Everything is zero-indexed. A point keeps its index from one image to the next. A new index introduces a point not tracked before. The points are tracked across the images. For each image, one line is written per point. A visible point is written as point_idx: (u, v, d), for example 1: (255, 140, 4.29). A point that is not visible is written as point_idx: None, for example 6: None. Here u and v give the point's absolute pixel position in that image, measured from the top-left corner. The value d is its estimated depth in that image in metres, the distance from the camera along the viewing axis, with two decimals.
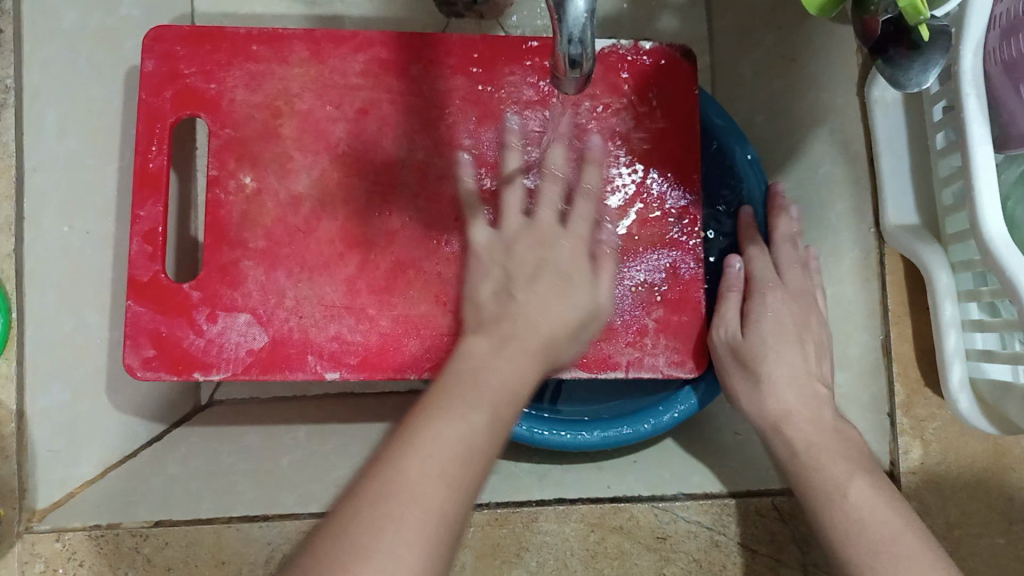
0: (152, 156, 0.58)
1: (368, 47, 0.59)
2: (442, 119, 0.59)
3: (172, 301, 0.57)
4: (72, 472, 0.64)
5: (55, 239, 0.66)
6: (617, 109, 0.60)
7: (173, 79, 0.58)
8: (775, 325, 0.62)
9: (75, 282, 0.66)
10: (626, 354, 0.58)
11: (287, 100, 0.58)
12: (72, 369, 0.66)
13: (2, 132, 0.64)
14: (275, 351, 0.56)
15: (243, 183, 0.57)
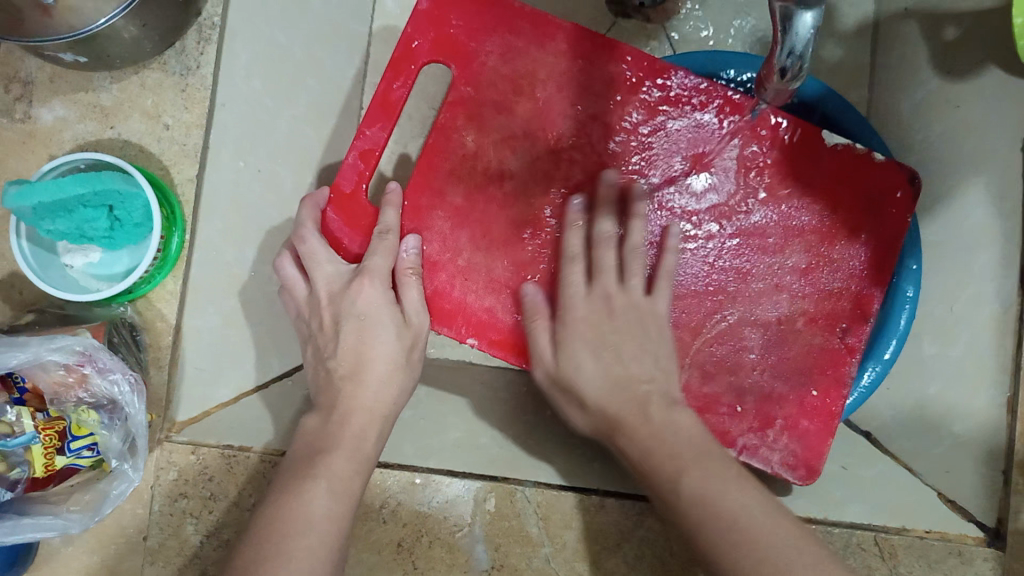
0: (394, 87, 0.61)
1: (609, 49, 0.62)
2: (645, 139, 0.62)
3: (361, 221, 0.61)
4: (211, 393, 0.67)
5: (230, 172, 0.68)
6: (825, 205, 0.61)
7: (439, 24, 0.62)
8: (578, 325, 0.60)
9: (242, 217, 0.68)
10: (742, 430, 0.61)
11: (531, 81, 0.62)
12: (225, 296, 0.68)
13: (201, 65, 0.68)
14: (433, 299, 0.61)
15: (465, 145, 0.62)
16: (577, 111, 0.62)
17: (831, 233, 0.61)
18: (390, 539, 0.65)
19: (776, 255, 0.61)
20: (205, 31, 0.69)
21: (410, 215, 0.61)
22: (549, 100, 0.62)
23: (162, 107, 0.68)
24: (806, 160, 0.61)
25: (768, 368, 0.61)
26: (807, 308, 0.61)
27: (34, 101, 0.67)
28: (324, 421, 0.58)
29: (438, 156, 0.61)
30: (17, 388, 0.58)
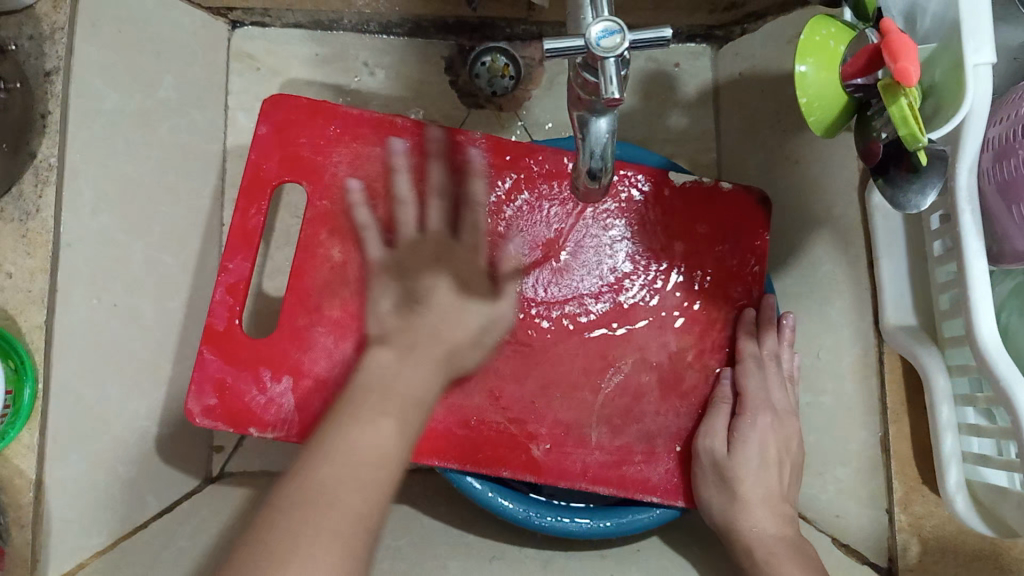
0: (250, 216, 0.68)
1: (446, 139, 0.70)
2: (505, 229, 0.70)
3: (242, 357, 0.67)
4: (83, 541, 0.64)
5: (85, 310, 0.67)
6: (689, 238, 0.70)
7: (281, 158, 0.69)
8: (763, 445, 0.65)
9: (99, 354, 0.68)
10: (661, 472, 0.67)
11: (382, 182, 0.69)
12: (91, 439, 0.67)
13: (41, 208, 0.65)
14: (331, 415, 0.66)
15: (330, 257, 0.68)
16: (434, 206, 0.69)
17: (701, 260, 0.70)
18: None
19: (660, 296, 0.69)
20: (43, 174, 0.65)
21: (291, 338, 0.67)
22: (402, 204, 0.69)
23: (2, 255, 0.64)
24: (661, 204, 0.70)
25: (670, 411, 0.68)
26: (693, 342, 0.69)
27: None
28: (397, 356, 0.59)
29: (308, 272, 0.68)
30: None
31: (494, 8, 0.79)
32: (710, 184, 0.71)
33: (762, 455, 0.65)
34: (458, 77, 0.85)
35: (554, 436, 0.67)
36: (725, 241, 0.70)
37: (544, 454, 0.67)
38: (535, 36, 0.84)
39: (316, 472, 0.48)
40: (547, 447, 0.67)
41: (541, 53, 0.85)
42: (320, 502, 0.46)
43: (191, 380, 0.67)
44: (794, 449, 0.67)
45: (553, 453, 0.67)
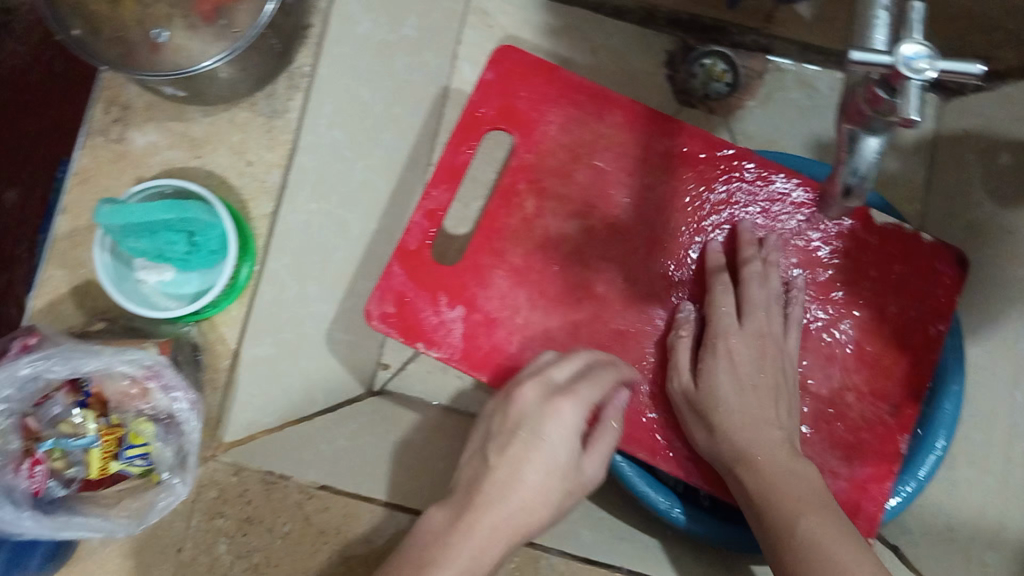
0: (460, 152, 0.70)
1: (660, 123, 0.71)
2: (700, 227, 0.71)
3: (424, 278, 0.69)
4: (257, 418, 0.69)
5: (303, 213, 0.72)
6: (871, 281, 0.71)
7: (498, 107, 0.70)
8: (731, 369, 0.67)
9: (308, 255, 0.72)
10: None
11: (590, 150, 0.70)
12: (284, 329, 0.71)
13: (289, 110, 0.71)
14: (492, 352, 0.68)
15: (525, 209, 0.70)
16: (635, 181, 0.70)
17: (880, 304, 0.70)
18: None
19: (829, 324, 0.70)
20: (297, 80, 0.72)
21: (473, 273, 0.69)
22: (605, 172, 0.70)
23: (247, 145, 0.70)
24: (856, 241, 0.71)
25: (819, 438, 0.69)
26: (855, 381, 0.70)
27: (130, 125, 0.69)
28: (449, 522, 0.56)
29: (501, 217, 0.70)
30: (82, 390, 0.61)
31: (734, 15, 0.80)
32: (910, 233, 0.71)
33: (732, 385, 0.66)
34: (676, 73, 0.85)
35: None
36: (911, 289, 0.71)
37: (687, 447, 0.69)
38: (761, 49, 0.85)
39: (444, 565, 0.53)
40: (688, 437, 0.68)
41: (763, 65, 0.85)
42: None
43: (375, 285, 0.68)
44: (785, 380, 0.67)
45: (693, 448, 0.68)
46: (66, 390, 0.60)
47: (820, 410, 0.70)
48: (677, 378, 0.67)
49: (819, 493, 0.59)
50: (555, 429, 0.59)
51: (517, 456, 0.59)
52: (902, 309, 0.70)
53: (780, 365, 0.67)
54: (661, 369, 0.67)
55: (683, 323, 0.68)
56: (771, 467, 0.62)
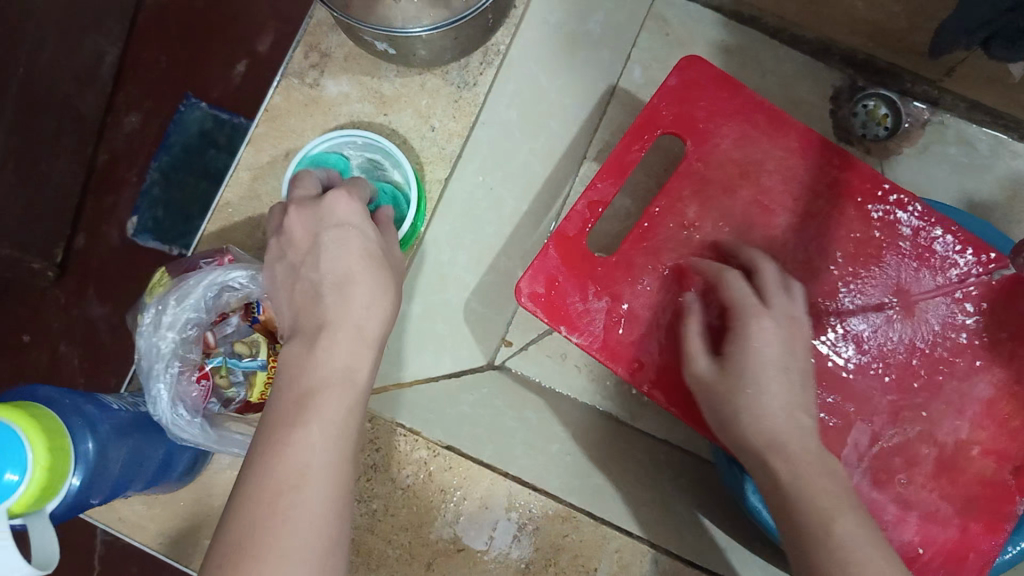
0: (632, 149, 0.71)
1: (828, 154, 0.71)
2: (855, 260, 0.69)
3: (574, 264, 0.69)
4: (394, 372, 0.74)
5: (470, 183, 0.76)
6: (1017, 344, 0.68)
7: (675, 115, 0.72)
8: (768, 354, 0.59)
9: (470, 223, 0.77)
10: (902, 538, 0.67)
11: (757, 169, 0.71)
12: (432, 290, 0.76)
13: (478, 84, 0.75)
14: (629, 348, 0.69)
15: (684, 214, 0.71)
16: (797, 206, 0.71)
17: (1021, 368, 0.68)
18: (517, 557, 0.67)
19: (967, 378, 0.68)
20: (490, 56, 0.76)
21: (622, 268, 0.69)
22: (769, 192, 0.71)
23: (434, 109, 0.74)
24: (1009, 300, 0.68)
25: (936, 489, 0.67)
26: (983, 440, 0.68)
27: (326, 72, 0.74)
28: (307, 349, 0.50)
29: (662, 219, 0.70)
30: (253, 316, 0.63)
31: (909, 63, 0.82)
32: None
33: (776, 360, 0.59)
34: (839, 109, 0.88)
35: None
36: None
37: None
38: (928, 101, 0.87)
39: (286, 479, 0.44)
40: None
41: (927, 118, 0.87)
42: (274, 513, 0.43)
43: (529, 266, 0.70)
44: (801, 358, 0.60)
45: None
46: (240, 309, 0.62)
47: (940, 459, 0.68)
48: (703, 362, 0.61)
49: (847, 491, 0.55)
50: (341, 258, 0.52)
51: (336, 239, 0.53)
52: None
53: (806, 353, 0.61)
54: (739, 378, 0.59)
55: (694, 313, 0.64)
56: (805, 457, 0.56)
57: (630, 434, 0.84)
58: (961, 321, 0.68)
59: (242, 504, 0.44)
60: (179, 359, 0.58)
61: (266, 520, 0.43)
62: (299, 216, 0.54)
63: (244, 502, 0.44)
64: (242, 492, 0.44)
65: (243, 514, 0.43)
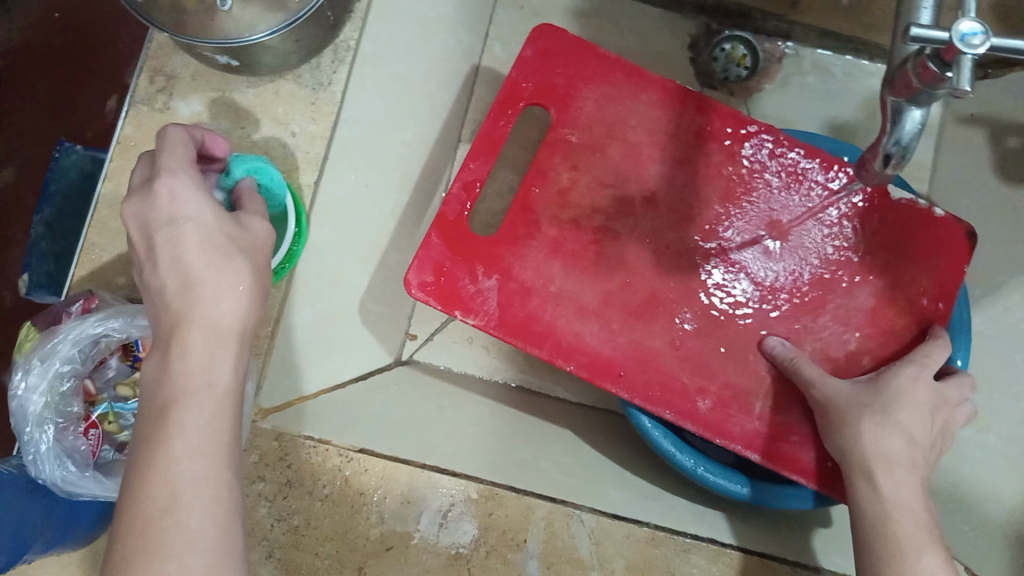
0: (499, 125, 0.71)
1: (687, 102, 0.73)
2: (729, 197, 0.71)
3: (462, 246, 0.68)
4: (294, 386, 0.72)
5: (343, 185, 0.74)
6: (889, 252, 0.70)
7: (534, 84, 0.72)
8: (921, 412, 0.63)
9: (349, 225, 0.75)
10: (812, 457, 0.68)
11: (622, 126, 0.72)
12: (323, 299, 0.74)
13: (333, 83, 0.73)
14: (526, 320, 0.68)
15: (560, 181, 0.71)
16: (665, 156, 0.72)
17: (894, 275, 0.70)
18: (446, 546, 0.67)
19: (849, 292, 0.70)
20: (340, 53, 0.74)
21: (507, 242, 0.69)
22: (638, 147, 0.72)
23: (291, 116, 0.72)
24: (873, 213, 0.70)
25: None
26: (871, 348, 0.69)
27: (175, 94, 0.71)
28: (177, 294, 0.47)
29: (539, 190, 0.70)
30: (133, 356, 0.61)
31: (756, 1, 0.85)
32: (926, 208, 0.70)
33: (917, 411, 0.62)
34: (698, 56, 0.89)
35: (720, 396, 0.68)
36: (925, 258, 0.70)
37: (709, 409, 0.68)
38: (782, 37, 0.90)
39: (178, 432, 0.43)
40: (712, 402, 0.68)
41: (783, 51, 0.90)
42: (170, 444, 0.43)
43: (414, 255, 0.68)
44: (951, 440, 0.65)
45: (716, 411, 0.68)
46: (118, 352, 0.60)
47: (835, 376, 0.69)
48: (832, 385, 0.65)
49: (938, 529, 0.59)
50: (194, 199, 0.48)
51: (188, 233, 0.48)
52: (916, 279, 0.70)
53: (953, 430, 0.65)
54: (879, 400, 0.63)
55: (791, 351, 0.67)
56: (906, 486, 0.60)
57: (548, 406, 0.84)
58: (835, 240, 0.70)
59: (140, 448, 0.43)
60: (57, 415, 0.57)
61: (168, 459, 0.42)
62: (144, 165, 0.51)
63: (141, 449, 0.43)
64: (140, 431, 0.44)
65: (137, 455, 0.43)
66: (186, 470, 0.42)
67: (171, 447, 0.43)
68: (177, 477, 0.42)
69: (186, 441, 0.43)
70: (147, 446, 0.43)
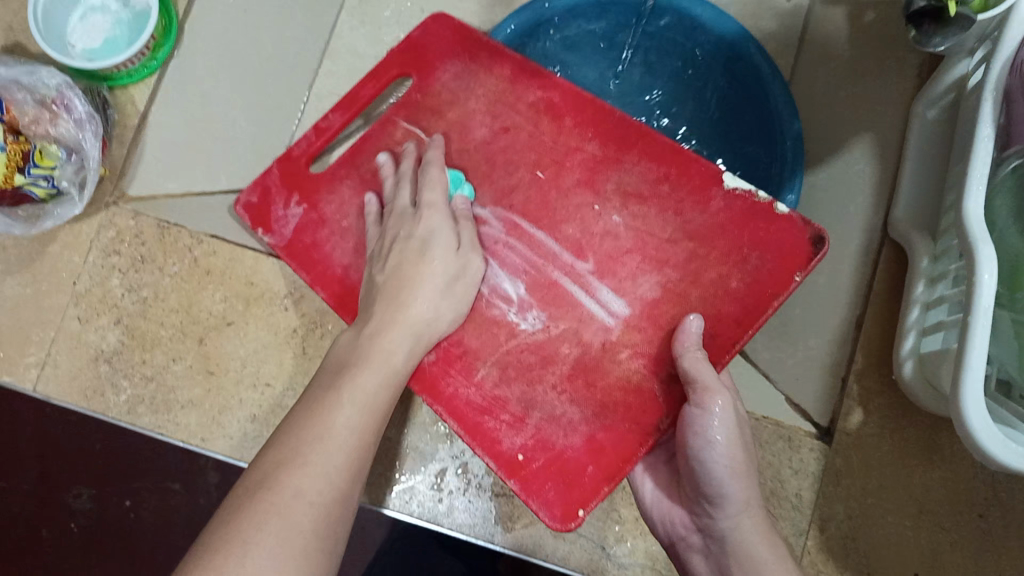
0: (365, 89, 0.71)
1: (551, 86, 0.68)
2: (543, 149, 0.67)
3: (296, 181, 0.69)
4: (161, 182, 0.77)
5: (221, 7, 0.82)
6: (704, 243, 0.63)
7: (406, 42, 0.71)
8: (750, 443, 0.60)
9: (228, 44, 0.81)
10: (513, 442, 0.62)
11: (464, 97, 0.69)
12: (194, 104, 0.79)
13: None
14: (309, 248, 0.67)
15: (393, 134, 0.69)
16: (493, 121, 0.68)
17: (697, 270, 0.63)
18: (287, 325, 0.73)
19: (629, 276, 0.64)
20: None
21: (323, 179, 0.68)
22: (468, 93, 0.69)
23: None
24: (697, 199, 0.64)
25: (566, 391, 0.62)
26: (632, 341, 0.62)
27: None
28: (338, 374, 0.57)
29: (369, 143, 0.69)
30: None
31: None
32: (767, 202, 0.63)
33: (751, 446, 0.60)
34: None
35: (445, 351, 0.64)
36: (749, 278, 0.61)
37: (430, 360, 0.64)
38: None
39: (293, 471, 0.49)
40: (436, 356, 0.64)
41: None
42: (269, 508, 0.47)
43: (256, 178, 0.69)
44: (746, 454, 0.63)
45: (438, 360, 0.64)
46: None
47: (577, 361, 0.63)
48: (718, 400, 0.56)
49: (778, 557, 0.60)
50: (428, 301, 0.61)
51: (445, 296, 0.62)
52: (725, 278, 0.62)
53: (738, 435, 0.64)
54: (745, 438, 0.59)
55: (686, 342, 0.59)
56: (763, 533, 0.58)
57: None
58: (627, 211, 0.65)
59: (235, 505, 0.47)
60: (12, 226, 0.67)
61: (243, 532, 0.46)
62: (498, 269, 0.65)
63: (233, 505, 0.47)
64: (232, 493, 0.48)
65: (241, 522, 0.46)
66: (293, 526, 0.47)
67: (253, 519, 0.46)
68: (292, 526, 0.47)
69: (265, 519, 0.46)
70: (243, 504, 0.47)
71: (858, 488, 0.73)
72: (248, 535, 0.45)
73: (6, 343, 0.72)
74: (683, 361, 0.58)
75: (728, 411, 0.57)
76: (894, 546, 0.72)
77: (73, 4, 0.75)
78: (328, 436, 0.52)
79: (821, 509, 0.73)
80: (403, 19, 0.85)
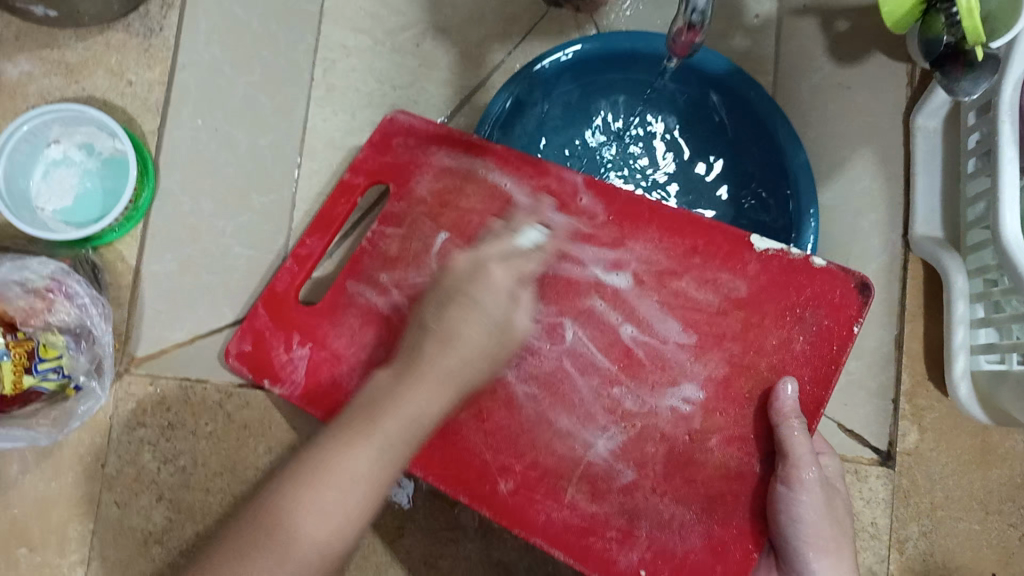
0: (337, 206, 0.66)
1: (541, 175, 0.64)
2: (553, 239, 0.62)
3: (289, 318, 0.63)
4: (168, 334, 0.71)
5: (189, 129, 0.75)
6: (754, 308, 0.59)
7: (369, 151, 0.66)
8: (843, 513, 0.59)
9: (205, 168, 0.75)
10: (629, 559, 0.58)
11: (455, 194, 0.64)
12: (183, 244, 0.73)
13: (164, 28, 0.76)
14: (331, 389, 0.62)
15: (383, 248, 0.64)
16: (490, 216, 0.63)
17: (758, 339, 0.59)
18: None
19: (686, 358, 0.59)
20: None
21: (325, 311, 0.63)
22: (457, 190, 0.64)
23: (126, 64, 0.75)
24: (732, 264, 0.60)
25: (669, 494, 0.58)
26: (717, 427, 0.58)
27: (3, 57, 0.75)
28: (396, 378, 0.52)
29: (363, 259, 0.64)
30: None
31: None
32: (802, 258, 0.59)
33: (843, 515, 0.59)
34: None
35: (524, 477, 0.59)
36: (807, 337, 0.58)
37: (508, 491, 0.59)
38: None
39: (320, 483, 0.48)
40: (516, 485, 0.59)
41: None
42: (321, 483, 0.48)
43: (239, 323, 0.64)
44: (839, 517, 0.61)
45: (517, 493, 0.59)
46: None
47: (673, 457, 0.59)
48: (811, 477, 0.55)
49: None
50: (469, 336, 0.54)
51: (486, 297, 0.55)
52: (787, 341, 0.58)
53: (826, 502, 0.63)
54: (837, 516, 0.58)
55: (784, 416, 0.56)
56: None
57: None
58: (674, 295, 0.60)
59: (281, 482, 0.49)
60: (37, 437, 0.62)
61: (297, 498, 0.48)
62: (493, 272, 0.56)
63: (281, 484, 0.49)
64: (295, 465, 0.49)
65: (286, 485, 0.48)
66: (324, 503, 0.48)
67: (303, 491, 0.48)
68: (311, 526, 0.47)
69: (319, 502, 0.48)
70: (276, 490, 0.49)
71: (927, 503, 0.75)
72: (268, 543, 0.47)
73: (44, 545, 0.67)
74: (782, 435, 0.55)
75: (820, 490, 0.55)
76: (971, 553, 0.74)
77: (32, 162, 0.69)
78: (391, 392, 0.52)
79: (896, 532, 0.75)
80: (374, 99, 0.79)
